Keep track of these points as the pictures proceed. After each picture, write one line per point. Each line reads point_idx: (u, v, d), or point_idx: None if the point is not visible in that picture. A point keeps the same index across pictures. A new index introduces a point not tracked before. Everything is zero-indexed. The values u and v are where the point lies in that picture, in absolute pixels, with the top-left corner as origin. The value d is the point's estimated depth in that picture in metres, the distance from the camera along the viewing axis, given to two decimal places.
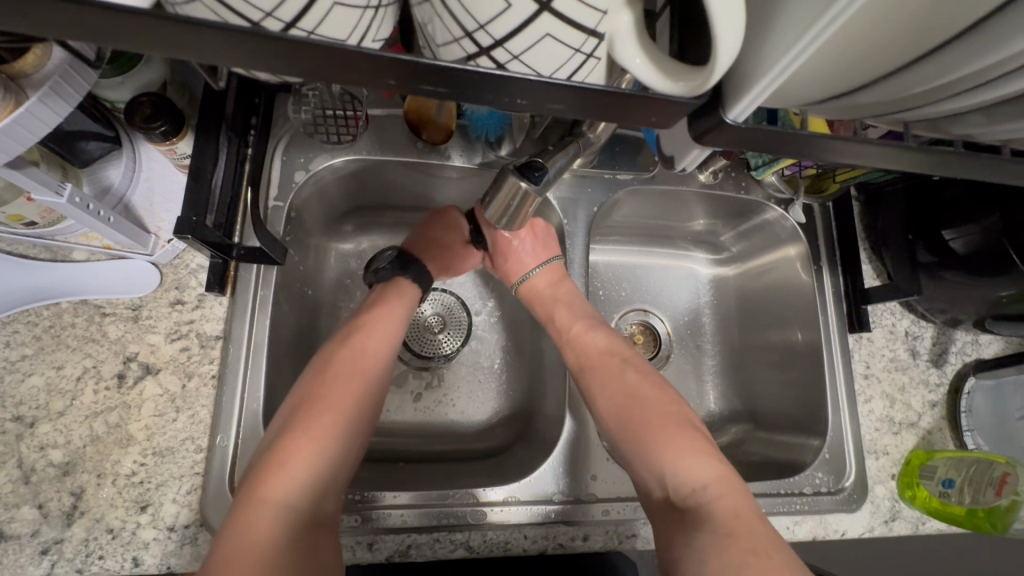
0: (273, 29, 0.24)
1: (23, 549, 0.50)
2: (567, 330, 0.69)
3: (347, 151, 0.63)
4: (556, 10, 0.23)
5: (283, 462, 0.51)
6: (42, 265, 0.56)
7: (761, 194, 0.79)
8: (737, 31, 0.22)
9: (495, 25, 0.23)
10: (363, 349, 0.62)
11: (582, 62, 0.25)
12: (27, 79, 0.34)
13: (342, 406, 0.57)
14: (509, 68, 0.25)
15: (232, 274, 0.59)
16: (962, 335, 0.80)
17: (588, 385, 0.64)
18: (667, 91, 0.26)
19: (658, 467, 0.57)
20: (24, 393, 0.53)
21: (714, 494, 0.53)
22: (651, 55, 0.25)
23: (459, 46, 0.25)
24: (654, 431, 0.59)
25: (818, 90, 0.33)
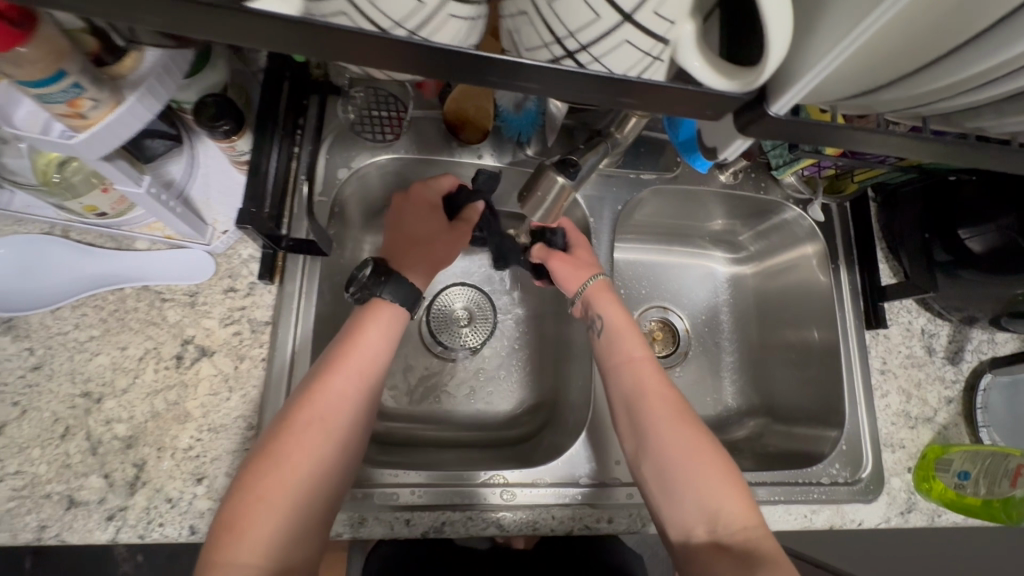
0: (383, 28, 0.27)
1: (91, 514, 0.54)
2: (625, 355, 0.67)
3: (387, 150, 0.67)
4: (636, 23, 0.26)
5: (244, 524, 0.49)
6: (108, 253, 0.60)
7: (780, 194, 0.82)
8: (784, 47, 0.26)
9: (583, 33, 0.26)
10: (337, 386, 0.57)
11: (650, 64, 0.28)
12: (123, 81, 0.38)
13: (311, 452, 0.53)
14: (589, 68, 0.29)
15: (281, 263, 0.63)
16: (978, 334, 0.82)
17: (643, 413, 0.62)
18: (721, 88, 0.30)
19: (710, 505, 0.57)
20: (92, 370, 0.58)
21: (757, 536, 0.56)
22: (709, 57, 0.28)
23: (547, 50, 0.28)
24: (702, 466, 0.59)
25: (847, 87, 0.36)
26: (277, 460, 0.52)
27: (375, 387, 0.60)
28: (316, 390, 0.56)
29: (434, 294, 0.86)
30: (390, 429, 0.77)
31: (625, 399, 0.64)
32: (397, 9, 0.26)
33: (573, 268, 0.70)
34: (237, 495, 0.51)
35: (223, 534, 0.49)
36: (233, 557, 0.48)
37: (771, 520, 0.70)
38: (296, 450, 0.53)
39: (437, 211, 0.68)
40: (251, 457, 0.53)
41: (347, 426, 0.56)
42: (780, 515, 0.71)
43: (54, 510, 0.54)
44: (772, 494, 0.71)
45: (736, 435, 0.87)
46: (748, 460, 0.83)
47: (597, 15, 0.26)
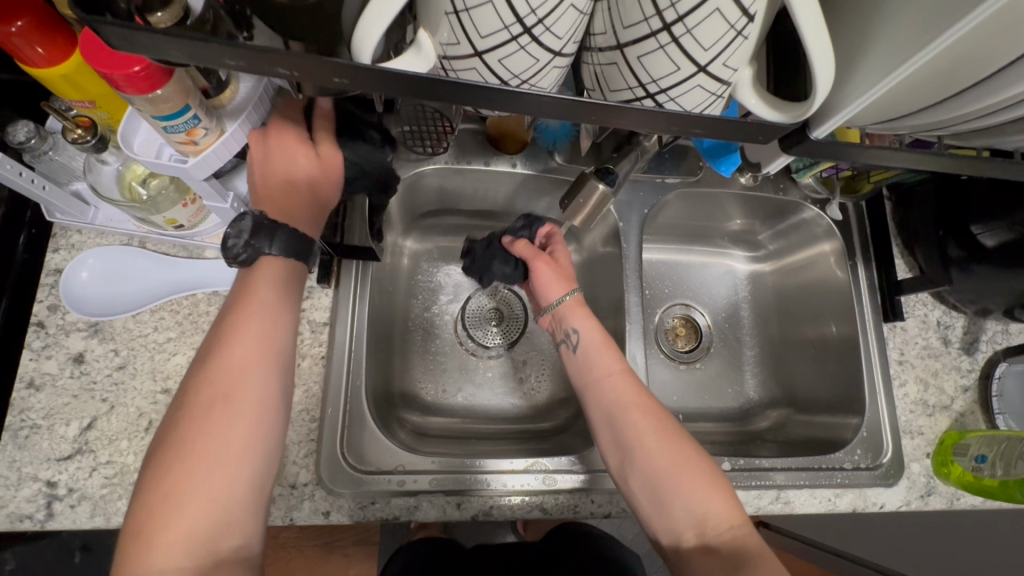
0: (491, 81, 0.32)
1: None
2: (603, 369, 0.67)
3: (432, 160, 0.73)
4: (711, 73, 0.30)
5: (158, 526, 0.46)
6: (180, 261, 0.66)
7: (798, 194, 0.86)
8: (830, 75, 0.29)
9: (665, 79, 0.30)
10: (229, 361, 0.51)
11: (714, 101, 0.32)
12: (224, 109, 0.43)
13: (209, 444, 0.49)
14: (666, 107, 0.32)
15: (336, 268, 0.69)
16: (992, 325, 0.85)
17: (627, 426, 0.63)
18: (771, 118, 0.33)
19: (697, 510, 0.60)
20: (171, 369, 0.63)
21: (742, 535, 0.59)
22: (762, 95, 0.32)
23: (630, 92, 0.32)
24: (688, 473, 0.61)
25: (877, 113, 0.40)
26: (181, 453, 0.48)
27: (270, 354, 0.53)
28: (213, 366, 0.51)
29: (467, 295, 0.90)
30: (432, 423, 0.82)
31: (606, 414, 0.65)
32: (509, 68, 0.31)
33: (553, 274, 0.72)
34: (143, 500, 0.47)
35: (134, 542, 0.46)
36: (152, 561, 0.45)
37: (797, 503, 0.74)
38: (202, 439, 0.49)
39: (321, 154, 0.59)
40: (153, 454, 0.49)
41: (252, 398, 0.51)
42: (805, 499, 0.75)
43: None
44: (797, 479, 0.75)
45: (759, 425, 0.92)
46: (771, 448, 0.87)
47: (678, 68, 0.29)
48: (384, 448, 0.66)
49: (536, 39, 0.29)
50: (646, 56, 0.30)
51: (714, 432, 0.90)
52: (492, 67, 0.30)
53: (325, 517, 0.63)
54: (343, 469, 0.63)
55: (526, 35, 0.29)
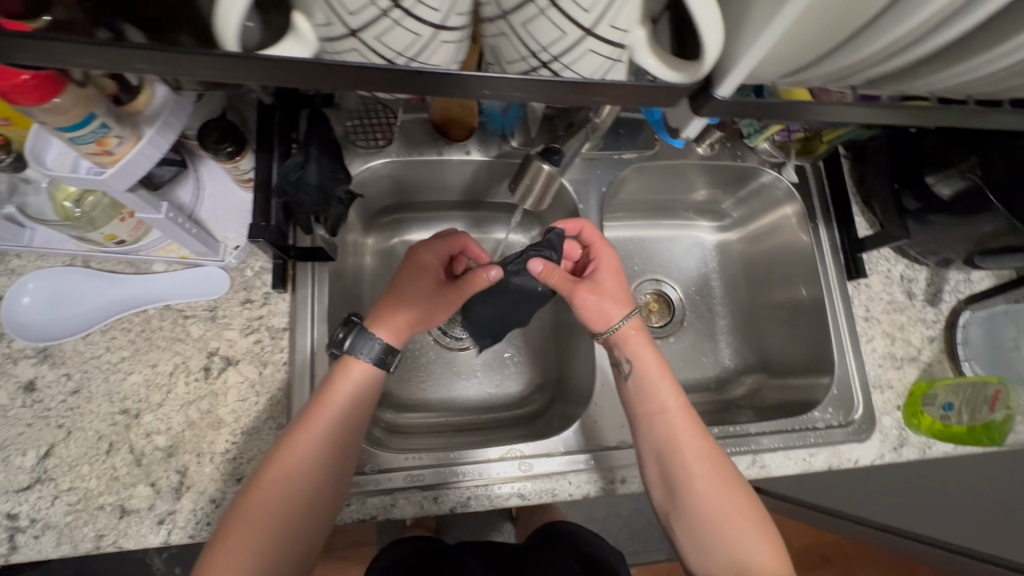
0: (379, 62, 0.30)
1: (143, 520, 0.59)
2: (659, 405, 0.68)
3: (381, 154, 0.71)
4: (598, 36, 0.29)
5: (233, 550, 0.55)
6: (128, 278, 0.64)
7: (755, 160, 0.85)
8: (719, 32, 0.29)
9: (554, 47, 0.30)
10: (314, 429, 0.59)
11: (612, 66, 0.31)
12: (141, 117, 0.42)
13: (288, 494, 0.58)
14: (562, 75, 0.32)
15: (292, 272, 0.67)
16: (954, 275, 0.86)
17: (679, 467, 0.64)
18: (673, 79, 0.33)
19: (742, 556, 0.62)
20: (128, 389, 0.62)
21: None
22: (661, 57, 0.32)
23: (525, 62, 0.31)
24: (735, 520, 0.63)
25: (783, 60, 0.38)
26: (260, 489, 0.57)
27: (353, 430, 0.62)
28: (304, 420, 0.60)
29: None
30: (409, 419, 0.81)
31: (654, 452, 0.66)
32: (391, 44, 0.29)
33: (598, 305, 0.71)
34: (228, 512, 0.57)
35: (213, 553, 0.55)
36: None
37: (773, 466, 0.75)
38: (277, 478, 0.58)
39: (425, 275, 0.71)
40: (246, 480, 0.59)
41: (324, 456, 0.59)
42: (780, 461, 0.76)
43: (108, 520, 0.58)
44: (772, 442, 0.76)
45: (736, 392, 0.93)
46: (748, 414, 0.88)
47: (563, 32, 0.28)
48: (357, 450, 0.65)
49: (411, 13, 0.27)
50: (529, 24, 0.28)
51: (693, 404, 0.91)
52: (371, 44, 0.29)
53: None
54: None
55: (397, 10, 0.27)
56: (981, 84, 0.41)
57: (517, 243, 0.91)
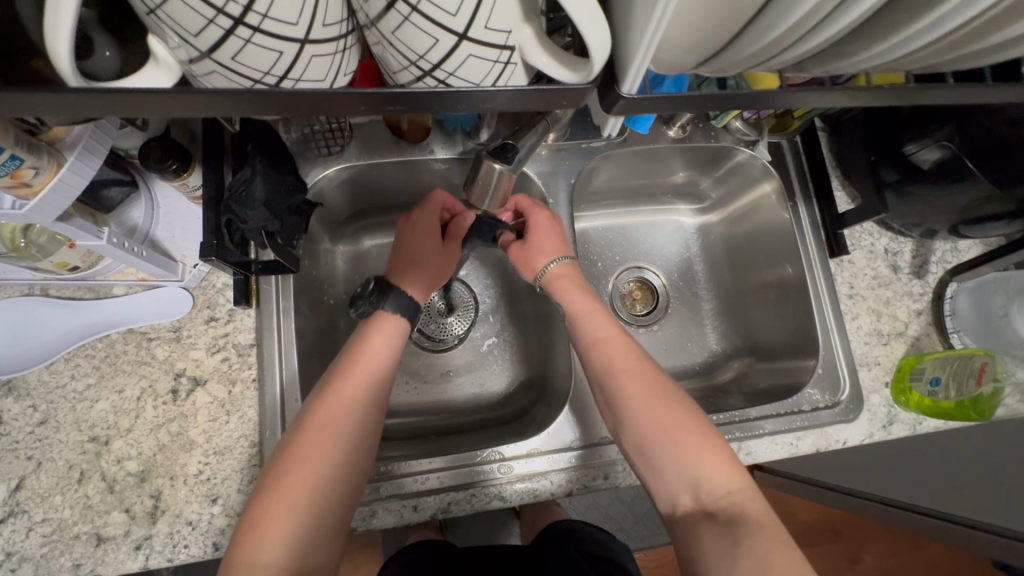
0: (255, 77, 0.29)
1: (120, 547, 0.58)
2: (595, 335, 0.69)
3: (337, 161, 0.70)
4: (475, 39, 0.28)
5: (268, 525, 0.53)
6: (88, 303, 0.63)
7: (729, 140, 0.83)
8: (604, 38, 0.28)
9: (432, 54, 0.29)
10: (355, 380, 0.63)
11: (502, 68, 0.30)
12: (61, 143, 0.41)
13: (334, 443, 0.58)
14: (450, 82, 0.31)
15: (255, 287, 0.66)
16: (941, 245, 0.84)
17: (614, 388, 0.64)
18: (570, 80, 0.32)
19: (694, 471, 0.58)
20: (96, 417, 0.61)
21: (743, 499, 0.56)
22: (553, 53, 0.30)
23: (411, 71, 0.30)
24: (681, 438, 0.60)
25: (689, 53, 0.36)
26: (291, 458, 0.57)
27: (387, 385, 0.67)
28: (339, 382, 0.63)
29: None
30: (393, 424, 0.81)
31: (596, 380, 0.67)
32: (253, 63, 0.28)
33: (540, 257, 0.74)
34: (259, 497, 0.54)
35: (246, 533, 0.52)
36: (261, 552, 0.51)
37: (759, 452, 0.74)
38: (310, 439, 0.58)
39: (432, 232, 0.75)
40: (274, 456, 0.58)
41: (357, 417, 0.61)
42: (766, 447, 0.75)
43: (85, 549, 0.58)
44: (757, 428, 0.75)
45: (724, 377, 0.92)
46: (737, 400, 0.87)
47: (436, 38, 0.27)
48: None
49: (261, 29, 0.26)
50: (398, 31, 0.27)
51: None
52: (235, 65, 0.28)
53: None
54: None
55: (245, 27, 0.25)
56: (916, 59, 0.39)
57: None
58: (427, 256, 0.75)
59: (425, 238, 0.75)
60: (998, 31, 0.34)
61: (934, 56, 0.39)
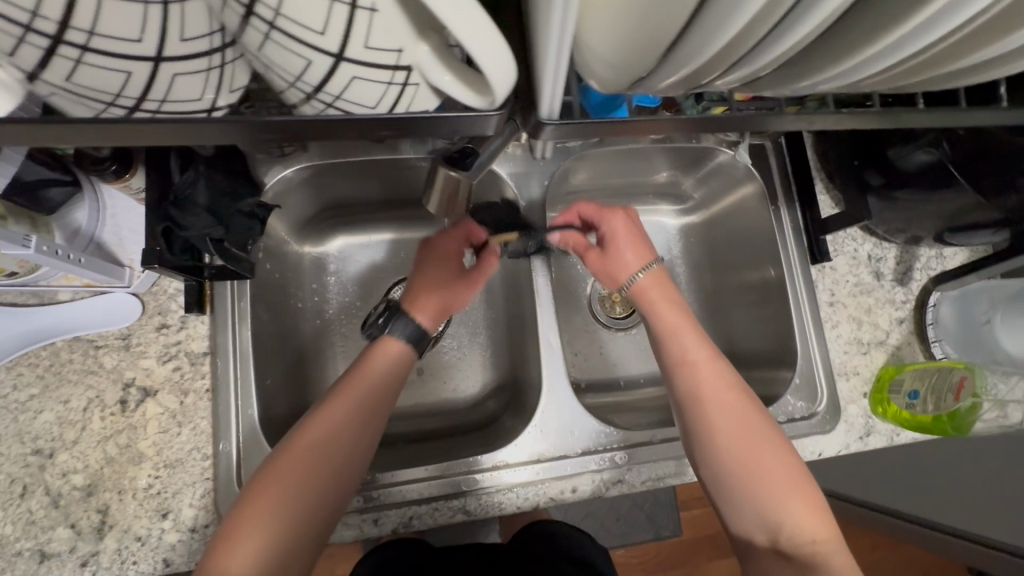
0: (113, 96, 0.26)
1: (65, 564, 0.56)
2: (684, 354, 0.65)
3: (298, 160, 0.67)
4: (354, 59, 0.26)
5: (239, 542, 0.50)
6: (30, 309, 0.59)
7: (711, 140, 0.80)
8: (506, 67, 0.26)
9: (310, 76, 0.26)
10: (344, 406, 0.59)
11: (399, 90, 0.28)
12: None
13: (323, 461, 0.56)
14: (341, 103, 0.29)
15: (209, 292, 0.63)
16: (926, 251, 0.82)
17: (697, 416, 0.62)
18: (478, 102, 0.31)
19: (778, 515, 0.56)
20: (39, 428, 0.58)
21: (826, 548, 0.55)
22: (457, 73, 0.29)
23: (296, 90, 0.28)
24: (765, 481, 0.58)
25: (618, 77, 0.35)
26: (275, 470, 0.54)
27: (385, 408, 0.63)
28: (337, 398, 0.60)
29: (385, 289, 0.85)
30: None
31: (677, 402, 0.64)
32: (96, 83, 0.25)
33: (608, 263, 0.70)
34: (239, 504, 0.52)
35: (221, 546, 0.50)
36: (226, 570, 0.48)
37: None
38: (293, 454, 0.55)
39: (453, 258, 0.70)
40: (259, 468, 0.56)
41: (348, 437, 0.58)
42: None
43: (27, 566, 0.56)
44: None
45: None
46: None
47: (308, 60, 0.25)
48: None
49: (93, 48, 0.23)
50: (262, 49, 0.25)
51: (657, 397, 0.89)
52: (75, 85, 0.25)
53: None
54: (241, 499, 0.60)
55: (73, 48, 0.23)
56: (880, 81, 0.37)
57: None
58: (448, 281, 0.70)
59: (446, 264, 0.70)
60: (982, 44, 0.31)
61: (898, 77, 0.37)
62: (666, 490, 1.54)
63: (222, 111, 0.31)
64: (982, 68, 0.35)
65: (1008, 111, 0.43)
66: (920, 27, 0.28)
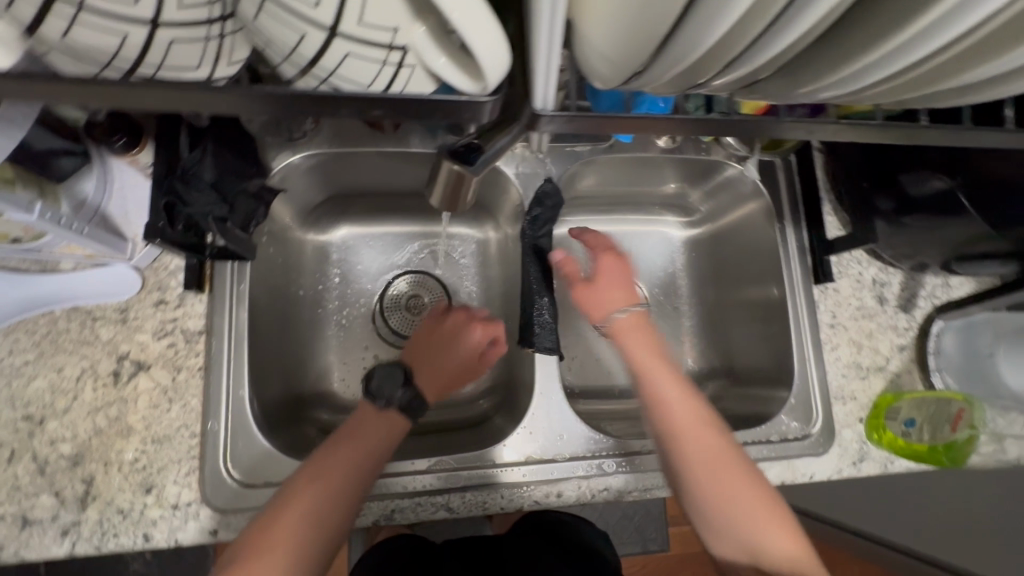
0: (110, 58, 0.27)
1: (46, 531, 0.56)
2: (683, 424, 0.61)
3: (306, 147, 0.68)
4: (348, 35, 0.27)
5: None
6: (32, 277, 0.60)
7: (721, 154, 0.80)
8: (497, 52, 0.27)
9: (304, 49, 0.27)
10: (325, 485, 0.56)
11: (393, 69, 0.29)
12: None
13: (307, 536, 0.54)
14: (333, 78, 0.30)
15: (209, 272, 0.64)
16: (932, 279, 0.81)
17: (716, 498, 0.58)
18: (468, 88, 0.32)
19: (756, 539, 0.57)
20: (32, 394, 0.59)
21: (805, 569, 0.55)
22: (452, 56, 0.29)
23: (289, 62, 0.29)
24: (797, 561, 0.55)
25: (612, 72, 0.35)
26: (258, 548, 0.53)
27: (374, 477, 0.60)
28: (320, 471, 0.57)
29: (381, 286, 0.86)
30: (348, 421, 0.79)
31: (691, 486, 0.60)
32: (94, 43, 0.25)
33: (607, 296, 0.70)
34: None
35: None
36: None
37: None
38: (279, 529, 0.53)
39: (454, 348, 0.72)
40: (243, 541, 0.54)
41: (334, 509, 0.56)
42: None
43: (9, 531, 0.56)
44: None
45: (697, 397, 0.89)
46: None
47: (302, 31, 0.26)
48: (269, 460, 0.62)
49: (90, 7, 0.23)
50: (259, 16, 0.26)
51: None
52: (71, 45, 0.25)
53: (214, 535, 0.59)
54: (224, 481, 0.60)
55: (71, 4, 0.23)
56: (884, 92, 0.37)
57: (468, 236, 0.88)
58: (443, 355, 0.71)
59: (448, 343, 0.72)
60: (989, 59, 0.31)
61: (902, 91, 0.37)
62: (659, 504, 1.52)
63: (220, 80, 0.32)
64: (984, 85, 0.34)
65: (1014, 136, 0.42)
66: (921, 34, 0.28)
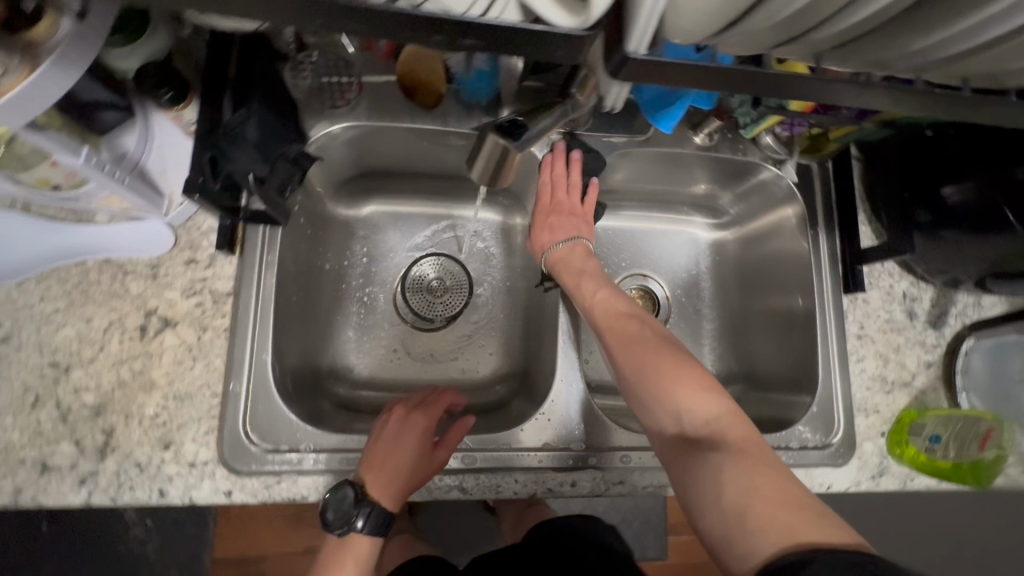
0: None
1: (64, 478, 0.57)
2: (602, 316, 0.65)
3: (345, 118, 0.68)
4: None
5: None
6: (68, 227, 0.60)
7: (758, 155, 0.79)
8: None
9: None
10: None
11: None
12: (41, 46, 0.39)
13: None
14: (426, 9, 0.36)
15: (241, 235, 0.64)
16: (964, 297, 0.79)
17: (641, 380, 0.57)
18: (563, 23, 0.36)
19: (670, 403, 0.54)
20: (59, 342, 0.59)
21: (727, 442, 0.49)
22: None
23: None
24: (728, 450, 0.49)
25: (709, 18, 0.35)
26: None
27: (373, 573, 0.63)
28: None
29: (405, 266, 0.86)
30: (364, 397, 0.79)
31: (623, 378, 0.59)
32: None
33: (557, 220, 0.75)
34: None
35: None
36: None
37: None
38: None
39: (413, 438, 0.63)
40: None
41: None
42: None
43: (28, 475, 0.56)
44: None
45: None
46: None
47: None
48: (288, 426, 0.62)
49: None
50: None
51: None
52: None
53: (227, 496, 0.59)
54: (243, 444, 0.60)
55: None
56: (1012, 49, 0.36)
57: (495, 222, 0.88)
58: (396, 453, 0.62)
59: (404, 435, 0.63)
60: None
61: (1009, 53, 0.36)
62: (659, 510, 1.50)
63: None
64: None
65: None
66: None
